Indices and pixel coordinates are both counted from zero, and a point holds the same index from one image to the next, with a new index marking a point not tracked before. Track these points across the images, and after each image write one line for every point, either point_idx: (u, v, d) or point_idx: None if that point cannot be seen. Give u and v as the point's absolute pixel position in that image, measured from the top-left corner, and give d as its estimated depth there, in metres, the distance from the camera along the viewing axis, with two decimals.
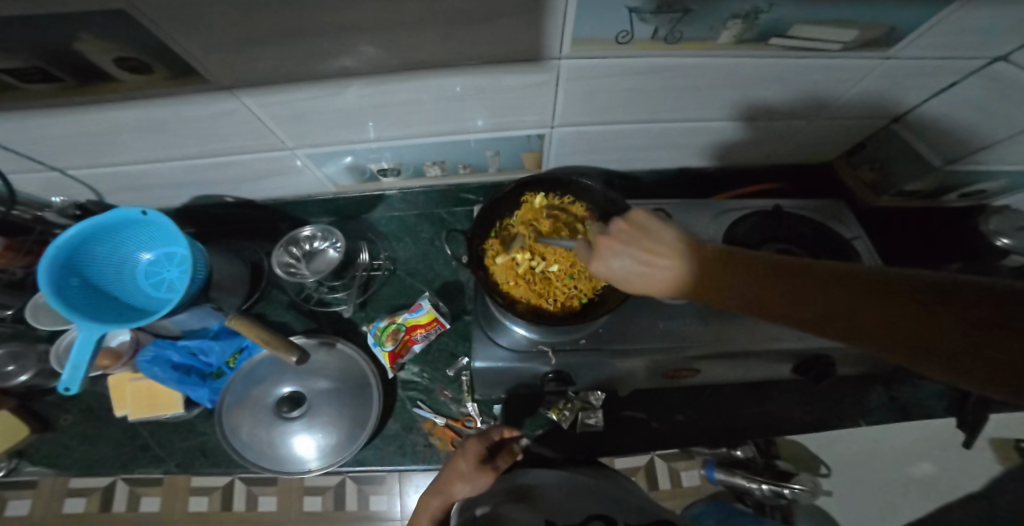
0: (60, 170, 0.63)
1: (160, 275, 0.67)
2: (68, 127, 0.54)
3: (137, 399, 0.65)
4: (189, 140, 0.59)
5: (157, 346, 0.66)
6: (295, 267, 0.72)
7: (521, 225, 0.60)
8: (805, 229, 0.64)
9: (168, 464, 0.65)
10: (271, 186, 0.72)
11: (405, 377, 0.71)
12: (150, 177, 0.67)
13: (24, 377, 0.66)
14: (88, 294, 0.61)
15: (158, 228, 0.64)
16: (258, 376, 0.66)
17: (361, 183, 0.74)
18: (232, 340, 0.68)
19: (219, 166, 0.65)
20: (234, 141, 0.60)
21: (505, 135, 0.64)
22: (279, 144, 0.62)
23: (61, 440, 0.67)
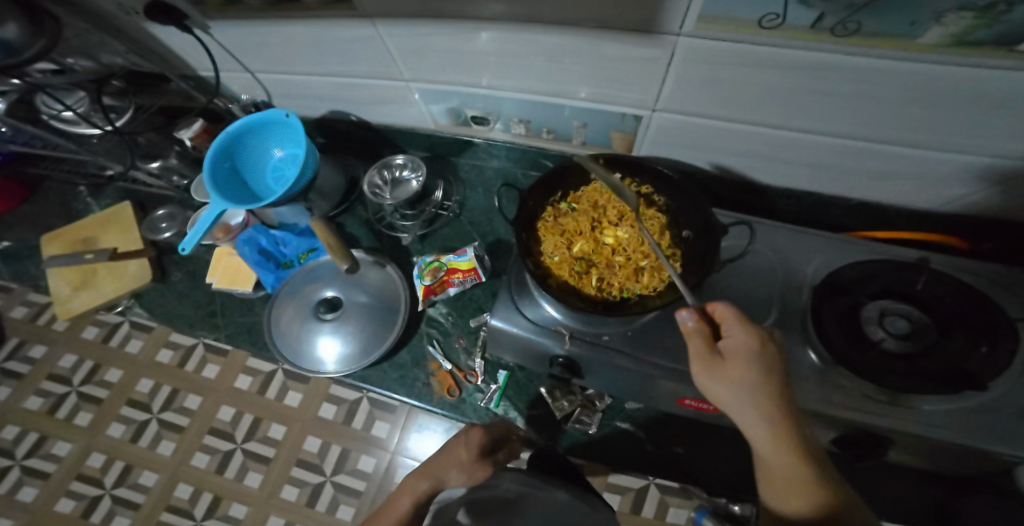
0: (252, 72, 0.72)
1: (283, 172, 0.73)
2: (258, 38, 0.62)
3: (225, 271, 0.75)
4: (335, 60, 0.63)
5: (254, 229, 0.74)
6: (380, 189, 0.77)
7: (586, 200, 0.57)
8: (947, 296, 0.48)
9: (221, 332, 0.73)
10: (385, 113, 0.76)
11: (431, 314, 0.75)
12: (305, 89, 0.74)
13: (168, 234, 0.77)
14: (226, 174, 0.69)
15: (294, 131, 0.70)
16: (312, 274, 0.73)
17: (456, 126, 0.75)
18: (307, 239, 0.75)
19: (348, 88, 0.70)
20: (365, 67, 0.64)
21: (599, 108, 0.59)
22: (397, 75, 0.64)
23: (162, 291, 0.77)
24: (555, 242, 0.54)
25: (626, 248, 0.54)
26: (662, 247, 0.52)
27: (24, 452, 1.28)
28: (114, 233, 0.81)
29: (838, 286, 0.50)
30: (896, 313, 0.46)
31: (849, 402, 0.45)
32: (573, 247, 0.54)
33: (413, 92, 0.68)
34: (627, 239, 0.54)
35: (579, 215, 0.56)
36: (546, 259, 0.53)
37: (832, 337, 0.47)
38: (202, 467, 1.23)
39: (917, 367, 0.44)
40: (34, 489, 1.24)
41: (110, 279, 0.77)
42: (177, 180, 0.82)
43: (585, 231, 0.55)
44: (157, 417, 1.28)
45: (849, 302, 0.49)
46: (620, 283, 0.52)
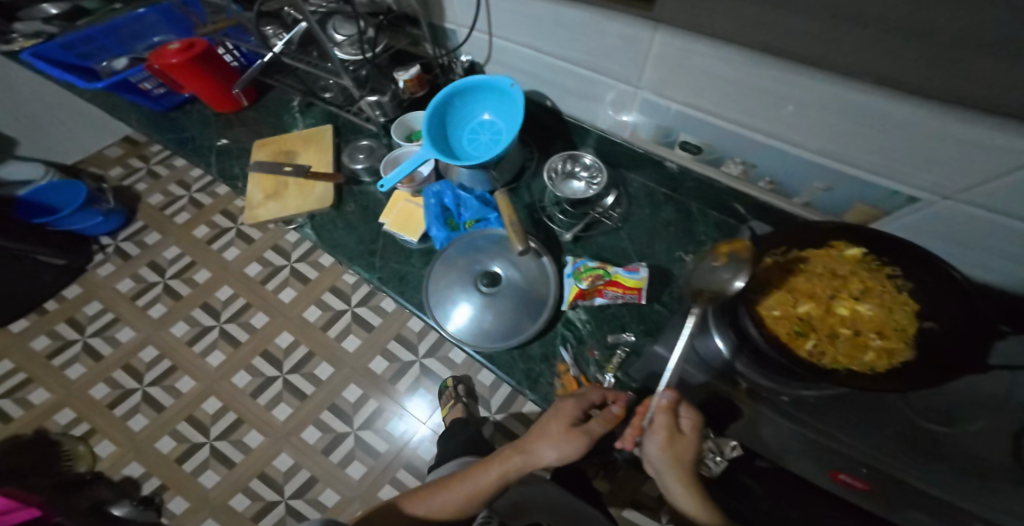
0: (491, 36, 0.75)
1: (479, 134, 0.79)
2: (519, 8, 0.65)
3: (398, 217, 0.79)
4: (579, 46, 0.63)
5: (442, 183, 0.78)
6: (553, 180, 0.77)
7: (814, 263, 0.53)
8: None
9: (376, 273, 0.77)
10: (590, 111, 0.75)
11: (570, 316, 0.73)
12: (526, 64, 0.76)
13: (360, 166, 0.84)
14: (438, 119, 0.76)
15: (510, 101, 0.76)
16: (473, 246, 0.74)
17: (654, 144, 0.70)
18: (482, 210, 0.77)
19: (573, 77, 0.70)
20: (604, 61, 0.62)
21: (857, 176, 0.52)
22: (629, 78, 0.62)
23: (335, 218, 0.82)
24: (777, 295, 0.51)
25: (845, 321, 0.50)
26: (895, 338, 0.48)
27: (92, 330, 1.56)
28: (312, 153, 0.90)
29: None
30: None
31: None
32: (799, 306, 0.51)
33: (636, 101, 0.65)
34: (852, 316, 0.50)
35: (812, 277, 0.52)
36: (765, 311, 0.50)
37: None
38: (240, 386, 1.45)
39: None
40: (84, 367, 1.50)
41: (298, 193, 0.84)
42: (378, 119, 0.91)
43: (818, 296, 0.51)
44: (221, 325, 1.54)
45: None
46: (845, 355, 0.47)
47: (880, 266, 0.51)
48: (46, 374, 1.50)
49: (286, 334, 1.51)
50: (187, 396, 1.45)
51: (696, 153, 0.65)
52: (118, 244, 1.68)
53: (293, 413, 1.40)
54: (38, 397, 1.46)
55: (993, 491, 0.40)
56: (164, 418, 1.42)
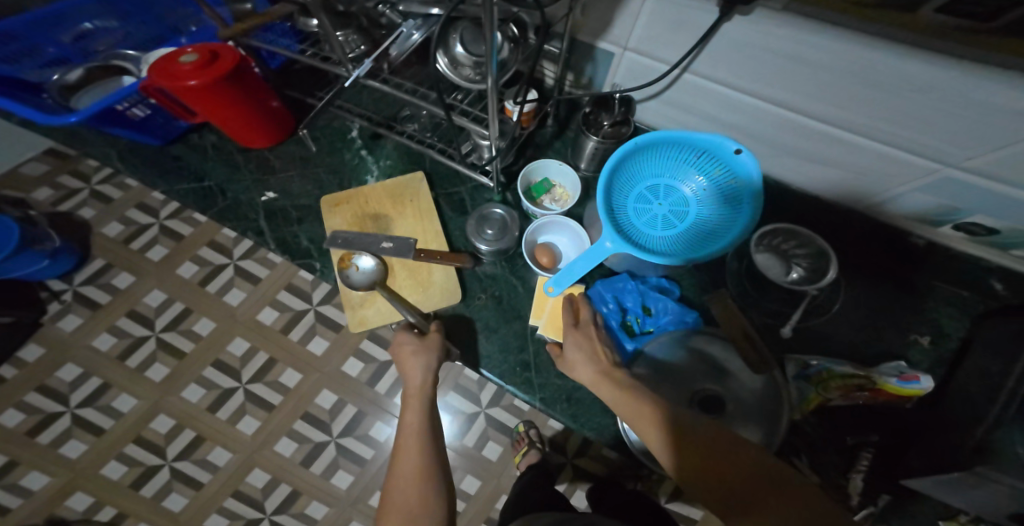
0: (683, 70, 0.50)
1: (654, 202, 0.56)
2: (783, 47, 0.41)
3: (544, 304, 0.56)
4: (877, 108, 0.42)
5: (621, 280, 0.57)
6: (761, 245, 0.57)
7: None
8: None
9: (534, 394, 0.53)
10: (813, 174, 0.55)
11: (798, 423, 0.52)
12: (728, 111, 0.53)
13: (484, 248, 0.57)
14: (610, 190, 0.51)
15: (718, 167, 0.52)
16: (665, 353, 0.52)
17: (909, 217, 0.54)
18: (676, 312, 0.55)
19: (822, 141, 0.49)
20: (914, 133, 0.42)
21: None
22: (947, 156, 0.42)
23: (463, 318, 0.57)
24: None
25: None
26: None
27: (79, 399, 0.92)
28: (408, 214, 0.59)
29: None
30: None
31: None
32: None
33: (922, 181, 0.47)
34: None
35: None
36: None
37: None
38: (287, 456, 0.91)
39: None
40: (86, 445, 0.89)
41: (409, 285, 0.58)
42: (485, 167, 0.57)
43: None
44: (245, 387, 0.94)
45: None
46: None
47: None
48: (38, 454, 0.89)
49: (327, 394, 0.94)
50: (225, 473, 0.90)
51: (981, 235, 0.50)
52: (77, 293, 0.98)
53: (357, 481, 0.90)
54: (35, 485, 0.88)
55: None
56: (210, 495, 0.89)
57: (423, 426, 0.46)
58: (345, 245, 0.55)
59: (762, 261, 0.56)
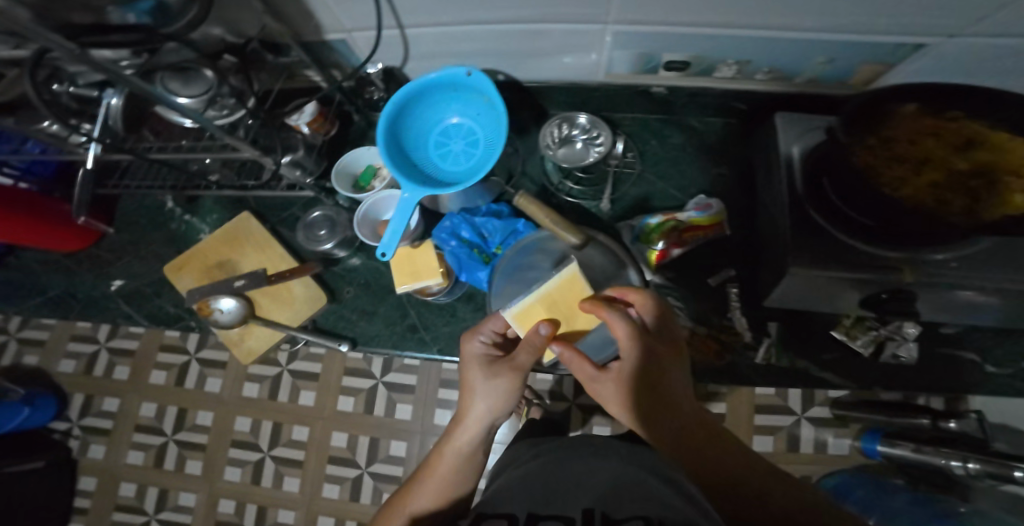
0: (400, 27, 0.54)
1: (449, 144, 0.61)
2: None
3: (401, 268, 0.63)
4: (537, 1, 0.49)
5: (455, 218, 0.61)
6: (556, 144, 0.69)
7: None
8: None
9: (432, 348, 0.66)
10: (554, 62, 0.65)
11: (659, 282, 0.64)
12: (457, 43, 0.58)
13: (330, 246, 0.62)
14: (398, 150, 0.57)
15: (471, 93, 0.58)
16: (524, 263, 0.61)
17: (634, 73, 0.66)
18: (509, 223, 0.64)
19: (534, 36, 0.57)
20: (576, 8, 0.50)
21: (864, 40, 0.51)
22: (600, 17, 0.52)
23: (343, 312, 0.65)
24: (864, 150, 0.41)
25: None
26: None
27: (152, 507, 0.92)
28: (251, 250, 0.64)
29: None
30: None
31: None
32: (887, 161, 0.41)
33: (609, 34, 0.57)
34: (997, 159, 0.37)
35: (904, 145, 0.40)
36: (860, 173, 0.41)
37: None
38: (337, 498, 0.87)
39: None
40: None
41: (277, 308, 0.63)
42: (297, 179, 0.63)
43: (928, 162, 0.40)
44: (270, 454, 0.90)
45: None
46: None
47: None
48: None
49: (336, 433, 0.88)
50: None
51: (683, 67, 0.63)
52: (81, 426, 0.97)
53: None
54: None
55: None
56: None
57: (467, 456, 0.49)
58: (201, 296, 0.59)
59: (563, 155, 0.69)
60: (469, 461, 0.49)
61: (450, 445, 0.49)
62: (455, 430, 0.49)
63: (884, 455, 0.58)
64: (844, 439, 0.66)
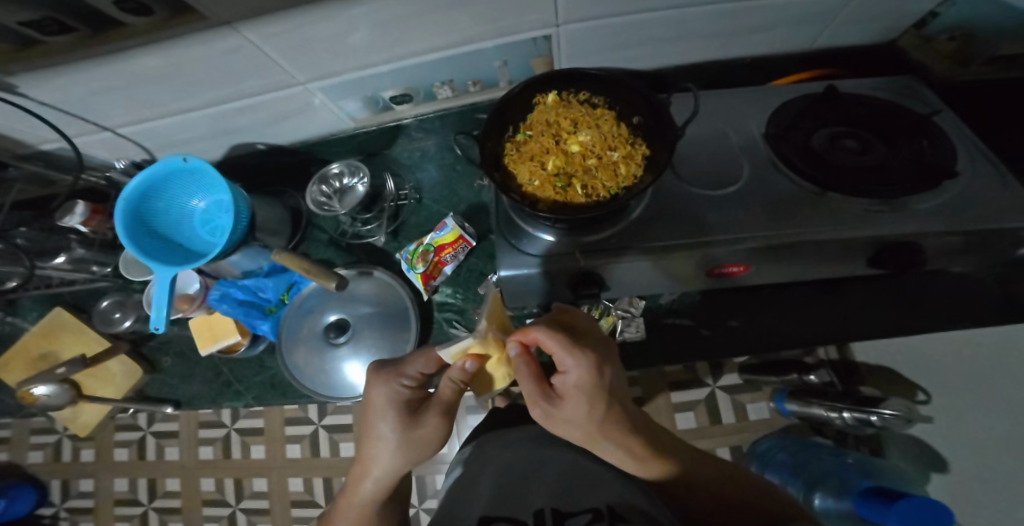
0: (111, 129, 0.70)
1: (211, 221, 0.72)
2: (102, 83, 0.59)
3: (201, 333, 0.72)
4: (203, 83, 0.62)
5: (222, 285, 0.70)
6: (327, 202, 0.74)
7: (547, 141, 0.55)
8: (863, 108, 0.58)
9: (246, 397, 0.73)
10: (293, 127, 0.75)
11: (439, 299, 0.72)
12: (184, 129, 0.72)
13: (129, 323, 0.77)
14: (150, 238, 0.67)
15: (200, 176, 0.69)
16: (307, 308, 0.70)
17: (376, 115, 0.76)
18: (283, 276, 0.72)
19: (246, 111, 0.69)
20: (245, 81, 0.62)
21: (509, 41, 0.64)
22: (290, 80, 0.64)
23: (166, 379, 0.77)
24: (510, 142, 0.57)
25: (599, 142, 0.54)
26: (626, 139, 0.54)
27: None
28: (71, 340, 0.79)
29: (788, 126, 0.58)
30: (839, 135, 0.56)
31: (855, 224, 0.51)
32: (526, 147, 0.56)
33: (315, 93, 0.68)
34: (592, 138, 0.54)
35: (538, 137, 0.56)
36: (505, 157, 0.56)
37: (800, 162, 0.55)
38: None
39: (890, 172, 0.53)
40: None
41: (101, 385, 0.77)
42: (97, 269, 0.83)
43: (550, 148, 0.55)
44: (239, 507, 0.91)
45: (847, 104, 0.58)
46: (595, 165, 0.53)
47: (580, 98, 0.58)
48: None
49: (293, 479, 0.90)
50: None
51: (410, 101, 0.74)
52: (68, 507, 0.96)
53: None
54: None
55: (774, 204, 0.54)
56: None
57: (376, 495, 0.52)
58: (22, 387, 0.73)
59: (340, 205, 0.74)
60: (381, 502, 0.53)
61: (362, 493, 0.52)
62: (358, 473, 0.52)
63: (793, 411, 0.66)
64: (761, 403, 0.71)
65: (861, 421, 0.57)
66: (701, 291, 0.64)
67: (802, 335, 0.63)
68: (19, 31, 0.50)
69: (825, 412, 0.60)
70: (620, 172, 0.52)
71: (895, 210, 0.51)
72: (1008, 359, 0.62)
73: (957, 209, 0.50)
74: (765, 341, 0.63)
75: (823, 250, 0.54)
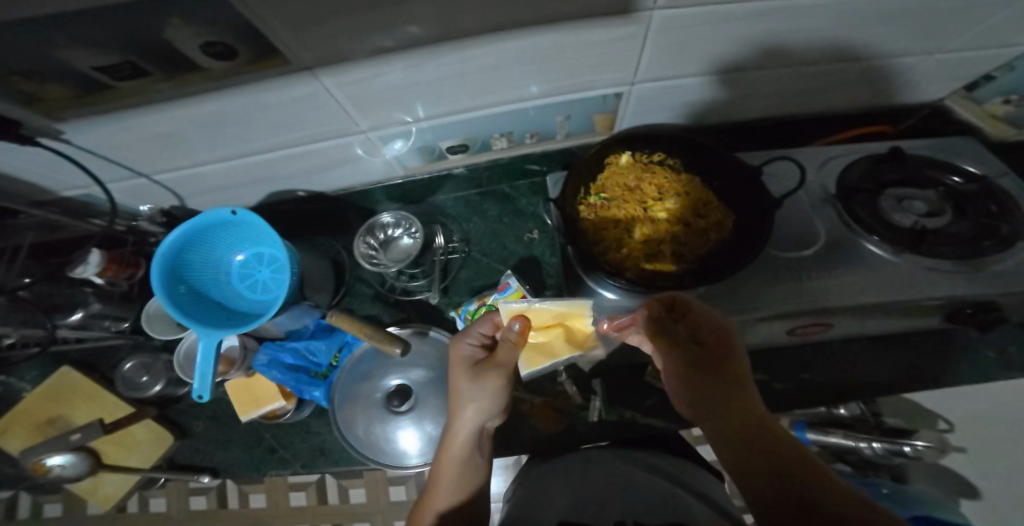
0: (148, 175, 0.61)
1: (253, 276, 0.67)
2: (149, 131, 0.51)
3: (240, 399, 0.67)
4: (265, 132, 0.56)
5: (269, 349, 0.66)
6: (376, 257, 0.72)
7: (627, 207, 0.57)
8: (931, 172, 0.62)
9: (294, 465, 0.66)
10: (339, 175, 0.71)
11: None
12: (225, 177, 0.65)
13: (158, 388, 0.69)
14: (191, 298, 0.61)
15: (243, 228, 0.64)
16: (362, 371, 0.67)
17: (429, 162, 0.73)
18: (333, 338, 0.68)
19: (299, 157, 0.64)
20: (310, 128, 0.57)
21: (576, 97, 0.64)
22: (353, 128, 0.60)
23: (197, 445, 0.69)
24: (585, 205, 0.58)
25: (682, 208, 0.56)
26: (712, 202, 0.55)
27: None
28: (84, 403, 0.70)
29: (856, 189, 0.61)
30: (908, 196, 0.60)
31: (938, 282, 0.53)
32: (605, 211, 0.57)
33: (374, 142, 0.64)
34: (679, 204, 0.56)
35: (618, 202, 0.58)
36: (585, 221, 0.56)
37: (877, 225, 0.57)
38: None
39: (961, 235, 0.56)
40: None
41: (124, 453, 0.69)
42: (113, 324, 0.73)
43: (635, 215, 0.57)
44: None
45: (910, 165, 0.62)
46: (675, 231, 0.55)
47: (661, 160, 0.60)
48: None
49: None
50: None
51: (466, 150, 0.71)
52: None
53: None
54: None
55: (849, 264, 0.56)
56: None
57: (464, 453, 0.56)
58: (32, 458, 0.64)
59: (388, 257, 0.74)
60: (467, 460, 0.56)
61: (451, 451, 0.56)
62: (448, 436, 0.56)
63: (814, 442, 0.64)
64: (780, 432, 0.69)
65: (891, 452, 0.59)
66: (767, 347, 0.66)
67: (870, 384, 0.65)
68: (86, 75, 0.41)
69: (854, 443, 0.61)
70: (709, 237, 0.54)
71: (973, 269, 0.53)
72: None
73: None
74: (833, 393, 0.65)
75: (907, 308, 0.56)
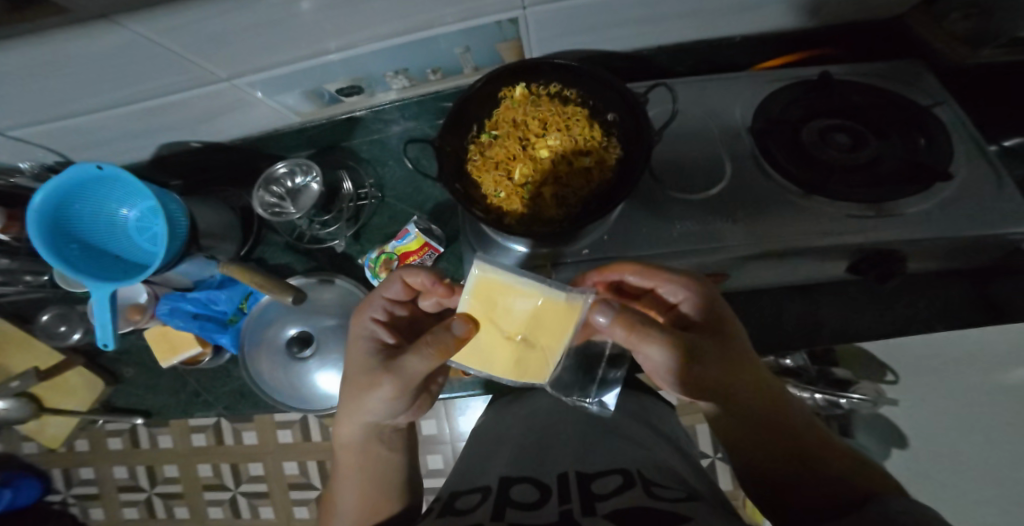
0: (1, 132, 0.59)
1: (150, 229, 0.65)
2: None
3: (159, 346, 0.69)
4: (105, 83, 0.51)
5: (170, 299, 0.67)
6: (279, 206, 0.69)
7: (511, 146, 0.53)
8: (859, 97, 0.55)
9: (218, 407, 0.71)
10: (225, 123, 0.66)
11: None
12: (97, 130, 0.62)
13: (77, 335, 0.74)
14: (85, 253, 0.59)
15: (117, 182, 0.60)
16: (268, 318, 0.68)
17: (324, 108, 0.68)
18: (237, 287, 0.69)
19: (169, 108, 0.59)
20: (157, 80, 0.52)
21: (466, 28, 0.56)
22: (210, 77, 0.54)
23: (131, 389, 0.75)
24: (473, 145, 0.54)
25: (566, 149, 0.52)
26: (598, 141, 0.52)
27: None
28: (18, 352, 0.74)
29: (775, 121, 0.54)
30: (832, 129, 0.53)
31: (843, 231, 0.49)
32: (491, 152, 0.54)
33: (244, 89, 0.59)
34: (562, 143, 0.52)
35: (503, 140, 0.54)
36: (467, 163, 0.53)
37: (788, 162, 0.51)
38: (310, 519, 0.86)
39: (878, 173, 0.50)
40: None
41: (64, 397, 0.75)
42: (31, 278, 0.74)
43: (517, 154, 0.53)
44: (241, 490, 0.87)
45: (838, 93, 0.54)
46: (554, 172, 0.52)
47: (559, 92, 0.55)
48: None
49: (287, 463, 0.84)
50: None
51: (360, 90, 0.65)
52: (76, 494, 0.89)
53: None
54: None
55: (752, 213, 0.51)
56: None
57: (358, 442, 0.52)
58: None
59: (297, 204, 0.70)
60: (365, 447, 0.53)
61: (344, 442, 0.53)
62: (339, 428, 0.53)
63: None
64: None
65: (829, 402, 0.64)
66: None
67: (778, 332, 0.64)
68: None
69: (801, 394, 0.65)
70: (592, 180, 0.51)
71: (882, 216, 0.49)
72: (967, 353, 0.64)
73: (952, 218, 0.48)
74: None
75: (809, 256, 0.53)
